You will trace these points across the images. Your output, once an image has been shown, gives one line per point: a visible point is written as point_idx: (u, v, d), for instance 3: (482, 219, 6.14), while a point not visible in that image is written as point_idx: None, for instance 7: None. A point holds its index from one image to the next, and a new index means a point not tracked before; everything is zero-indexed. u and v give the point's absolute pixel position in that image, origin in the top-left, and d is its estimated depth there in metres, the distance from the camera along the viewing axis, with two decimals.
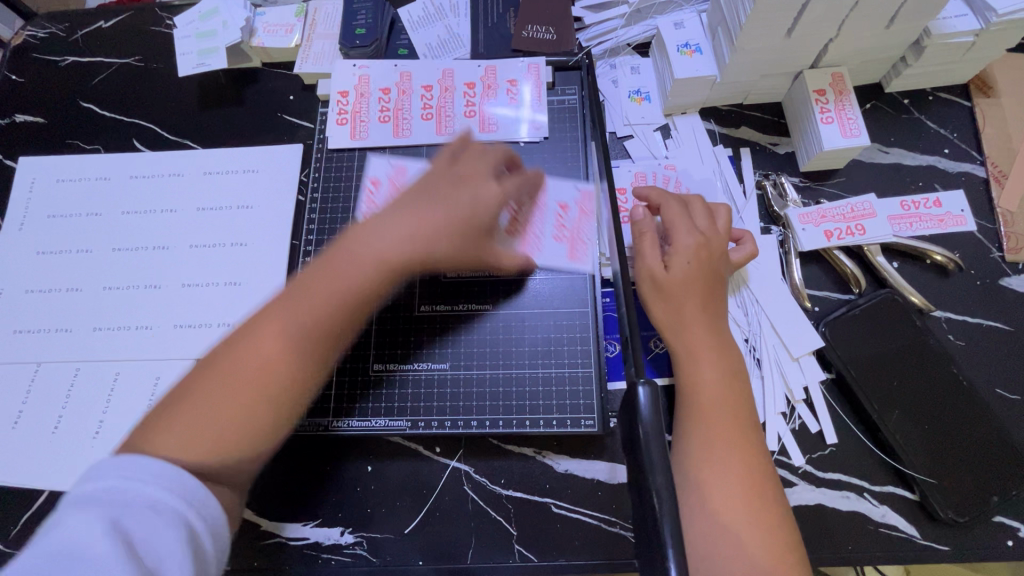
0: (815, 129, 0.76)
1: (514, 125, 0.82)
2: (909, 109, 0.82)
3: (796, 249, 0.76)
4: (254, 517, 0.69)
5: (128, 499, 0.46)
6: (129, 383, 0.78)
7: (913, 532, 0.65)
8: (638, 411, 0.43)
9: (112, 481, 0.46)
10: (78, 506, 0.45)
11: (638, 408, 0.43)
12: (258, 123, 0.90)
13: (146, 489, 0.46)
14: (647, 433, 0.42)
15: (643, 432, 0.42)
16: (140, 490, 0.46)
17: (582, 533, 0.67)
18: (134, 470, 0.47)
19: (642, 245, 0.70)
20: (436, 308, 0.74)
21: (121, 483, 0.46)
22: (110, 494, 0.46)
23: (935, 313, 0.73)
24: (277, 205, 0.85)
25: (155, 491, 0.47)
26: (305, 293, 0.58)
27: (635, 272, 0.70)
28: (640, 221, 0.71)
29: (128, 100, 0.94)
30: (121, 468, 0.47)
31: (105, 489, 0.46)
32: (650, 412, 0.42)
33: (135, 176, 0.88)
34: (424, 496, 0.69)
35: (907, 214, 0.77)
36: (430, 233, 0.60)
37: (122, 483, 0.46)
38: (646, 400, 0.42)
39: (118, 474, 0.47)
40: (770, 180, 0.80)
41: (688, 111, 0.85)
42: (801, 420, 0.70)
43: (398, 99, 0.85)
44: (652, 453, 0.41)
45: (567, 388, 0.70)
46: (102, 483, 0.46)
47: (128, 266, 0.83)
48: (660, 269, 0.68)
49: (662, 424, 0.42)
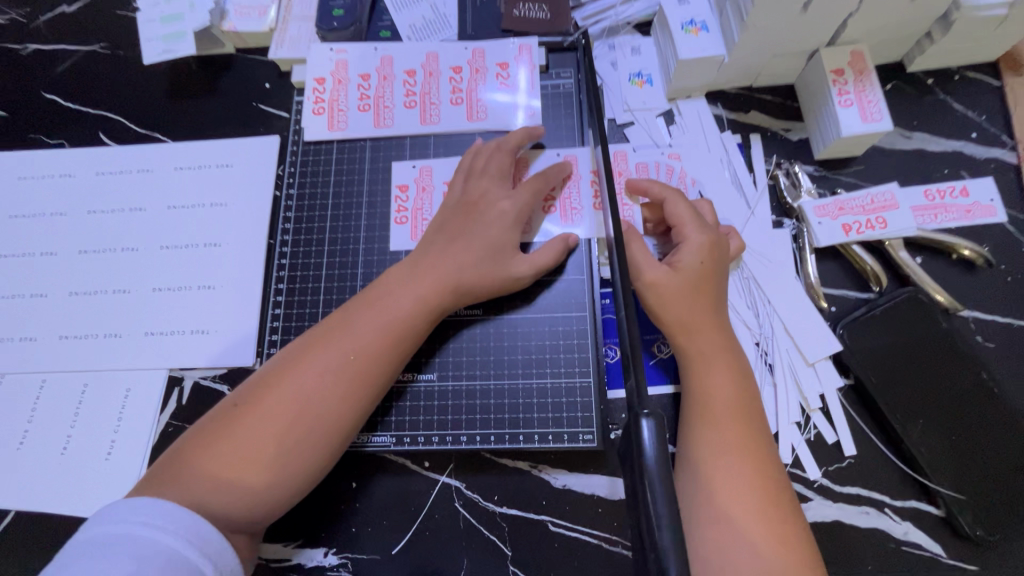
0: (832, 113, 0.70)
1: (505, 111, 0.76)
2: (934, 89, 0.76)
3: (811, 245, 0.70)
4: (271, 552, 0.64)
5: (145, 547, 0.46)
6: (100, 394, 0.73)
7: (938, 550, 0.60)
8: (641, 447, 0.37)
9: (130, 526, 0.47)
10: (94, 552, 0.45)
11: (641, 446, 0.37)
12: (232, 114, 0.84)
13: (165, 537, 0.47)
14: (650, 472, 0.36)
15: (647, 477, 0.36)
16: (160, 538, 0.47)
17: (580, 552, 0.62)
18: (153, 514, 0.48)
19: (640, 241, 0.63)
20: None
21: (142, 530, 0.47)
22: (129, 539, 0.46)
23: (962, 312, 0.67)
24: (252, 201, 0.79)
25: (174, 540, 0.47)
26: (344, 328, 0.59)
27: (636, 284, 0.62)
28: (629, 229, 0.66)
29: (93, 90, 0.88)
30: (138, 510, 0.48)
31: (126, 535, 0.46)
32: (655, 449, 0.37)
33: (102, 173, 0.83)
34: (412, 514, 0.65)
35: (931, 205, 0.71)
36: (458, 270, 0.62)
37: (143, 526, 0.47)
38: (650, 434, 0.37)
39: (139, 517, 0.48)
40: (782, 170, 0.74)
41: (693, 94, 0.78)
42: (817, 430, 0.65)
43: (379, 85, 0.78)
44: (656, 495, 0.35)
45: (564, 400, 0.65)
46: (119, 527, 0.47)
47: (96, 270, 0.78)
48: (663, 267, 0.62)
49: (668, 462, 0.37)
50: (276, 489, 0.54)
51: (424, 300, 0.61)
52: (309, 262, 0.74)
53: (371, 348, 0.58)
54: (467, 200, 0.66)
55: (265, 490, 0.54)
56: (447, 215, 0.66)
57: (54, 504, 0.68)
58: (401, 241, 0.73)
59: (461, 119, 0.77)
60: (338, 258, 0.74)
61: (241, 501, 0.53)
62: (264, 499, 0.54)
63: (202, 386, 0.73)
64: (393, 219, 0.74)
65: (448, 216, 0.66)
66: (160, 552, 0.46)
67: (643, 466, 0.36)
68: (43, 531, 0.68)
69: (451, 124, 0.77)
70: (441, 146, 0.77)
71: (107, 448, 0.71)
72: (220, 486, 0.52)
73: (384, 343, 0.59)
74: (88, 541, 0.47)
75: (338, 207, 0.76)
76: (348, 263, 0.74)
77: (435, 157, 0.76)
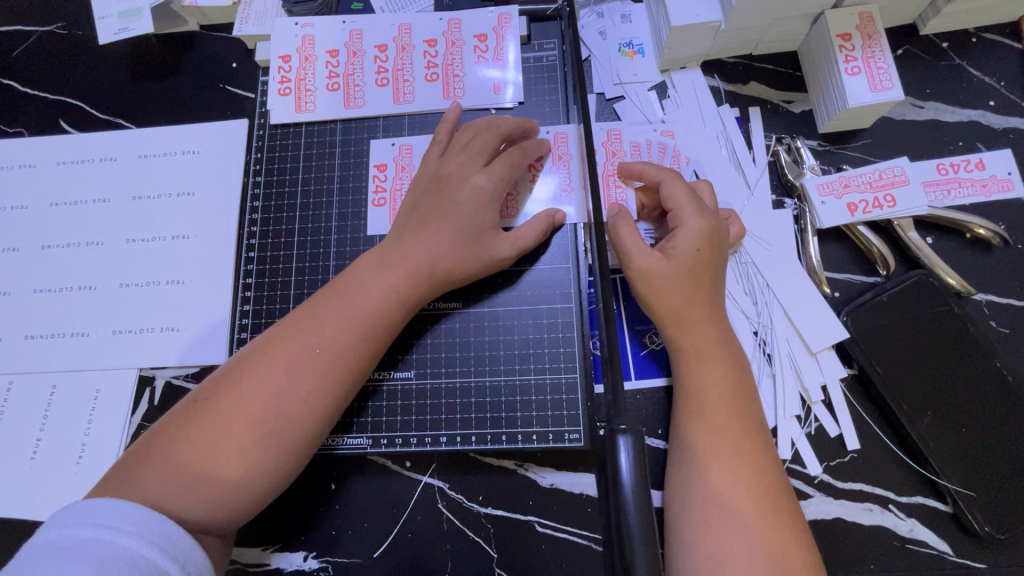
0: (839, 82, 0.64)
1: (485, 88, 0.71)
2: (948, 54, 0.70)
3: (814, 226, 0.66)
4: (247, 557, 0.62)
5: (104, 552, 0.41)
6: (69, 395, 0.70)
7: (945, 548, 0.57)
8: (617, 470, 0.34)
9: (87, 530, 0.42)
10: (47, 557, 0.40)
11: (617, 468, 0.34)
12: (197, 96, 0.79)
13: (127, 540, 0.42)
14: (624, 499, 0.33)
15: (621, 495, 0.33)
16: (121, 541, 0.42)
17: (569, 554, 0.60)
18: (114, 517, 0.43)
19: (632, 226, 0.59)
20: None
21: (98, 532, 0.42)
22: (84, 544, 0.41)
23: (976, 296, 0.63)
24: (222, 189, 0.75)
25: (137, 544, 0.42)
26: (310, 320, 0.55)
27: (627, 269, 0.58)
28: (617, 213, 0.61)
29: (48, 73, 0.82)
30: (96, 511, 0.43)
31: (79, 539, 0.41)
32: (632, 472, 0.34)
33: (62, 163, 0.78)
34: (394, 516, 0.62)
35: (944, 180, 0.66)
36: (433, 257, 0.58)
37: (99, 531, 0.42)
38: (627, 459, 0.34)
39: (97, 520, 0.42)
40: (783, 145, 0.69)
41: (687, 65, 0.73)
42: (819, 423, 0.61)
43: (348, 62, 0.73)
44: (631, 526, 0.32)
45: (548, 398, 0.61)
46: (74, 531, 0.42)
47: (61, 266, 0.74)
48: (655, 252, 0.57)
49: (647, 487, 0.34)
50: (242, 493, 0.50)
51: (397, 290, 0.57)
52: (278, 254, 0.70)
53: (339, 339, 0.54)
54: (441, 173, 0.61)
55: (230, 494, 0.49)
56: (421, 192, 0.62)
57: (24, 511, 0.65)
58: (378, 223, 0.69)
59: (436, 97, 0.72)
60: (310, 249, 0.70)
61: (204, 507, 0.48)
62: (231, 505, 0.50)
63: (174, 386, 0.69)
64: (371, 201, 0.70)
65: (421, 194, 0.62)
66: (122, 557, 0.41)
67: (618, 489, 0.34)
68: (12, 540, 0.65)
69: (428, 102, 0.72)
70: (417, 127, 0.72)
71: (78, 452, 0.68)
72: (179, 492, 0.48)
73: (353, 335, 0.55)
74: (39, 549, 0.41)
75: (307, 195, 0.72)
76: (319, 255, 0.70)
77: (411, 137, 0.71)
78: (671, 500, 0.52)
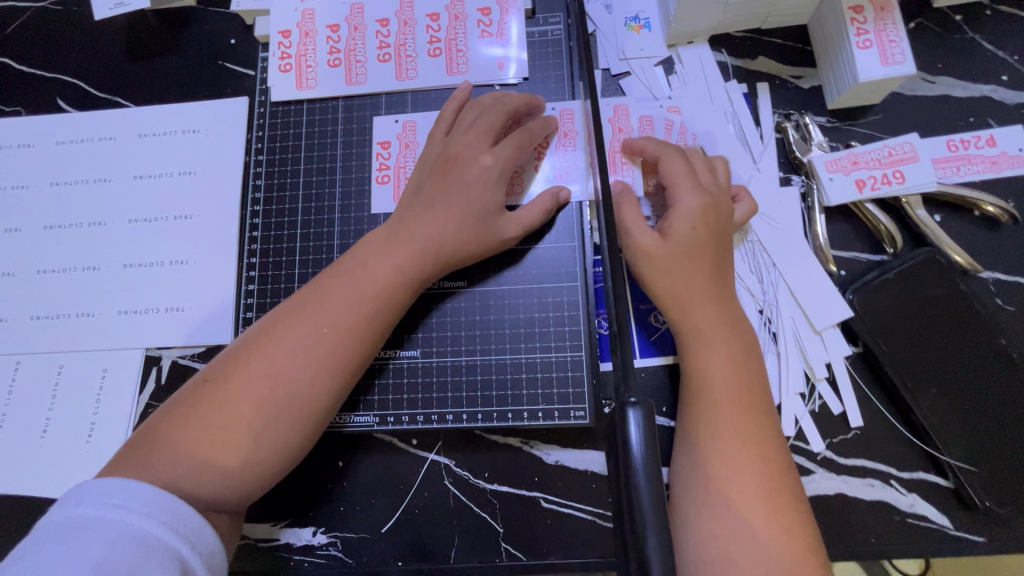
0: (849, 57, 0.63)
1: (488, 64, 0.70)
2: (961, 26, 0.69)
3: (821, 204, 0.65)
4: (257, 533, 0.63)
5: (115, 531, 0.41)
6: (77, 374, 0.70)
7: (945, 522, 0.58)
8: (627, 444, 0.34)
9: (97, 510, 0.42)
10: (58, 537, 0.41)
11: (627, 443, 0.34)
12: (195, 74, 0.78)
13: (136, 519, 0.42)
14: (635, 474, 0.33)
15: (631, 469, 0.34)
16: (132, 520, 0.42)
17: (573, 529, 0.61)
18: (125, 497, 0.43)
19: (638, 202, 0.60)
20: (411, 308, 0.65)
21: (108, 513, 0.42)
22: (96, 524, 0.41)
23: (982, 274, 0.63)
24: (222, 168, 0.74)
25: (147, 523, 0.43)
26: (318, 300, 0.55)
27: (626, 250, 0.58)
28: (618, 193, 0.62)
29: (43, 49, 0.80)
30: (106, 491, 0.44)
31: (90, 518, 0.42)
32: (642, 446, 0.34)
33: (61, 142, 0.77)
34: (400, 493, 0.63)
35: (954, 157, 0.65)
36: (438, 237, 0.58)
37: (109, 513, 0.42)
38: (638, 432, 0.34)
39: (108, 499, 0.43)
40: (791, 121, 0.68)
41: (695, 40, 0.71)
42: (823, 400, 0.61)
43: (349, 37, 0.72)
44: (642, 501, 0.32)
45: (554, 376, 0.62)
46: (85, 510, 0.42)
47: (63, 246, 0.74)
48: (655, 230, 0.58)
49: (658, 460, 0.34)
50: (253, 471, 0.51)
51: (403, 270, 0.57)
52: (282, 234, 0.70)
53: (346, 319, 0.54)
54: (448, 153, 0.61)
55: (239, 473, 0.50)
56: (426, 171, 0.62)
57: (36, 488, 0.66)
58: (382, 202, 0.69)
59: (440, 73, 0.70)
60: (313, 229, 0.70)
61: (215, 485, 0.49)
62: (240, 483, 0.50)
63: (181, 365, 0.70)
64: (375, 178, 0.70)
65: (426, 172, 0.62)
66: (133, 536, 0.41)
67: (629, 463, 0.33)
68: (27, 516, 0.66)
69: (430, 78, 0.70)
70: (420, 104, 0.71)
71: (87, 431, 0.68)
72: (189, 472, 0.48)
73: (360, 314, 0.55)
74: (52, 527, 0.42)
75: (310, 173, 0.71)
76: (323, 235, 0.69)
77: (414, 114, 0.70)
78: (676, 484, 0.53)
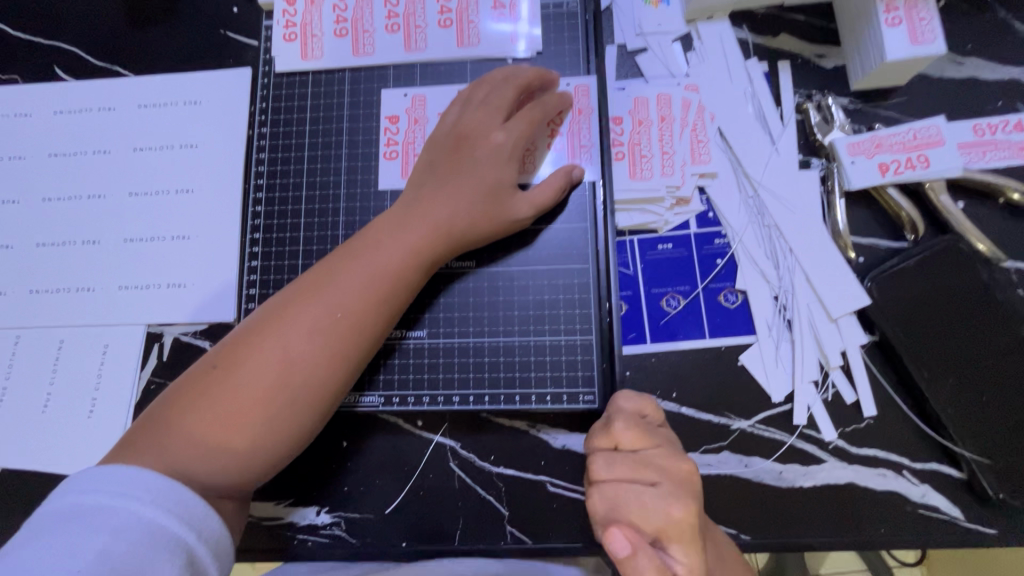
0: (877, 35, 0.61)
1: (501, 38, 0.67)
2: (993, 6, 0.66)
3: (842, 188, 0.63)
4: (261, 510, 0.62)
5: (119, 519, 0.40)
6: (77, 350, 0.69)
7: (956, 514, 0.57)
8: None
9: (100, 498, 0.41)
10: (60, 524, 0.39)
11: None
12: (196, 43, 0.75)
13: (142, 508, 0.41)
14: None
15: None
16: (137, 509, 0.41)
17: (579, 513, 0.60)
18: (131, 485, 0.42)
19: (623, 430, 0.44)
20: (411, 311, 0.63)
21: (112, 500, 0.41)
22: (99, 511, 0.40)
23: (1005, 263, 0.61)
24: (225, 143, 0.72)
25: (152, 511, 0.41)
26: (329, 282, 0.53)
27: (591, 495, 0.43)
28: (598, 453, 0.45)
29: (39, 14, 0.78)
30: (112, 478, 0.42)
31: (93, 506, 0.40)
32: None
33: (59, 112, 0.75)
34: (406, 474, 0.62)
35: (980, 141, 0.64)
36: (450, 217, 0.57)
37: (113, 500, 0.41)
38: None
39: (112, 487, 0.42)
40: (813, 102, 0.65)
41: (715, 16, 0.68)
42: (836, 389, 0.60)
43: (356, 6, 0.69)
44: None
45: (564, 359, 0.61)
46: (89, 497, 0.41)
47: (61, 219, 0.72)
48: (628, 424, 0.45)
49: None
50: (264, 454, 0.50)
51: (415, 251, 0.56)
52: (286, 210, 0.68)
53: (357, 302, 0.53)
54: (459, 131, 0.59)
55: (251, 455, 0.49)
56: (436, 148, 0.60)
57: (39, 463, 0.66)
58: (389, 178, 0.67)
59: (450, 45, 0.68)
60: (318, 205, 0.68)
61: (227, 469, 0.48)
62: (250, 466, 0.49)
63: (183, 343, 0.68)
64: (382, 154, 0.68)
65: (437, 150, 0.60)
66: (138, 525, 0.40)
67: None
68: (29, 490, 0.66)
69: (440, 51, 0.68)
70: (429, 77, 0.69)
71: (89, 407, 0.67)
72: (201, 455, 0.47)
73: (372, 298, 0.54)
74: (51, 514, 0.40)
75: (315, 148, 0.69)
76: (327, 212, 0.68)
77: (424, 88, 0.68)
78: None
